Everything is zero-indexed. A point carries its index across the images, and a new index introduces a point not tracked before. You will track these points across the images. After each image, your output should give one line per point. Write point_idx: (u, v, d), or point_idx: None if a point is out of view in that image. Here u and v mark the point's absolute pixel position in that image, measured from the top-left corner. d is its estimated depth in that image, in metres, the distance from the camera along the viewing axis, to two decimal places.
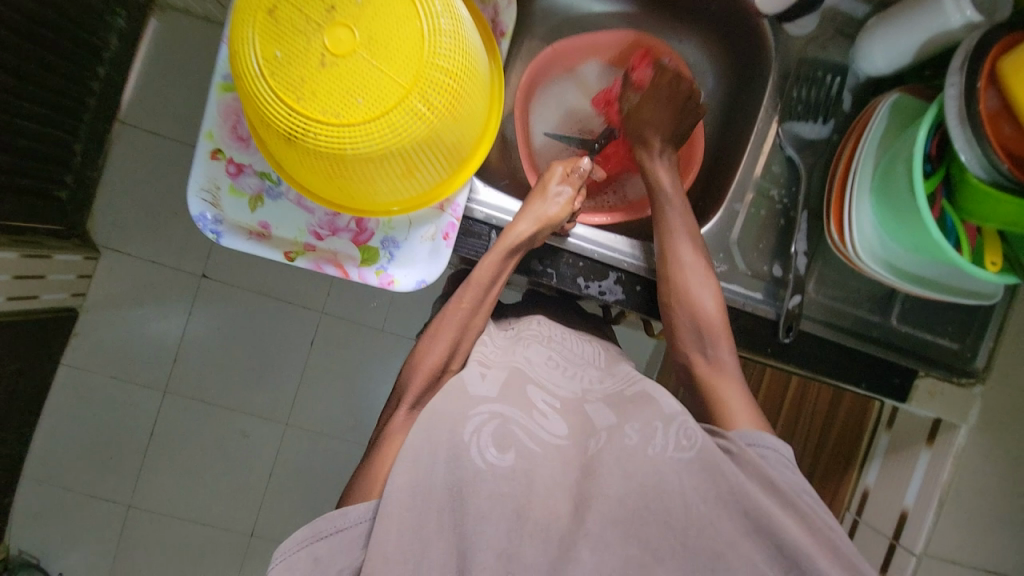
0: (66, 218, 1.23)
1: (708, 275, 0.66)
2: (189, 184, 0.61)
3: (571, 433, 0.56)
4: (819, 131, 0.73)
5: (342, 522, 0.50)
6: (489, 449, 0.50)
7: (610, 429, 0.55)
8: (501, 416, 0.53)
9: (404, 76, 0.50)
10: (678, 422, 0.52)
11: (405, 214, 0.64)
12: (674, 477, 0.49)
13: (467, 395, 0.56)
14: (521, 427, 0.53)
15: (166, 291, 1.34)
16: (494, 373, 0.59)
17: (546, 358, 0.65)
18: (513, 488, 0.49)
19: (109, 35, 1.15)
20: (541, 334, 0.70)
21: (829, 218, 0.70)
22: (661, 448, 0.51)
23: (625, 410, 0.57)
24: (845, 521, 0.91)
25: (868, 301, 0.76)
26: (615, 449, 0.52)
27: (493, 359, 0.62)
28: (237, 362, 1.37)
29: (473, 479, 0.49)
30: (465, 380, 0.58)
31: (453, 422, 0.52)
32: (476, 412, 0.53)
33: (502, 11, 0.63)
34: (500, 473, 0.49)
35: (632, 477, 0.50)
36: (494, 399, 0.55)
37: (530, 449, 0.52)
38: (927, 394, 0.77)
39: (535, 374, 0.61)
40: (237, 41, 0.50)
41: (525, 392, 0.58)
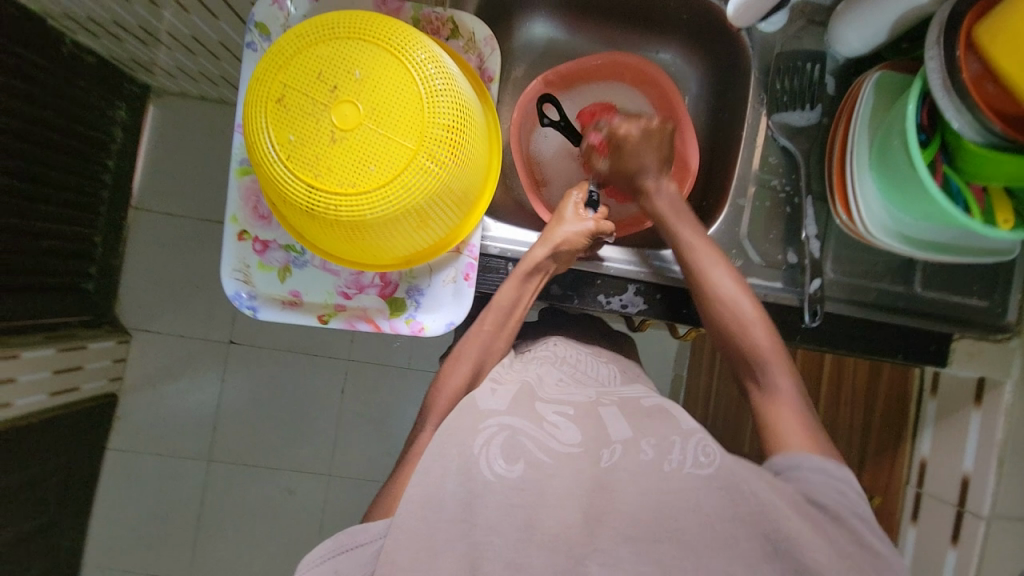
0: (94, 308, 1.29)
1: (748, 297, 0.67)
2: (222, 266, 0.65)
3: (584, 441, 0.55)
4: (809, 117, 0.75)
5: (362, 538, 0.53)
6: (498, 461, 0.52)
7: (625, 441, 0.55)
8: (509, 429, 0.54)
9: (409, 139, 0.53)
10: (695, 438, 0.54)
11: (426, 262, 0.67)
12: (692, 493, 0.51)
13: (478, 410, 0.56)
14: (532, 439, 0.54)
15: (197, 361, 1.38)
16: (504, 389, 0.60)
17: (558, 377, 0.66)
18: (523, 499, 0.50)
19: (114, 129, 1.23)
20: (556, 353, 0.71)
21: (834, 199, 0.71)
22: (678, 463, 0.53)
23: (638, 424, 0.58)
24: (906, 496, 0.88)
25: (888, 273, 0.76)
26: (630, 464, 0.53)
27: (505, 376, 0.63)
28: (275, 420, 1.40)
29: (481, 490, 0.50)
30: (476, 396, 0.59)
31: (464, 435, 0.54)
32: (487, 425, 0.54)
33: (486, 58, 0.67)
34: (510, 485, 0.51)
35: (647, 494, 0.51)
36: (505, 411, 0.56)
37: (540, 461, 0.53)
38: (966, 356, 0.77)
39: (548, 393, 0.61)
40: (251, 131, 0.54)
41: (536, 406, 0.58)
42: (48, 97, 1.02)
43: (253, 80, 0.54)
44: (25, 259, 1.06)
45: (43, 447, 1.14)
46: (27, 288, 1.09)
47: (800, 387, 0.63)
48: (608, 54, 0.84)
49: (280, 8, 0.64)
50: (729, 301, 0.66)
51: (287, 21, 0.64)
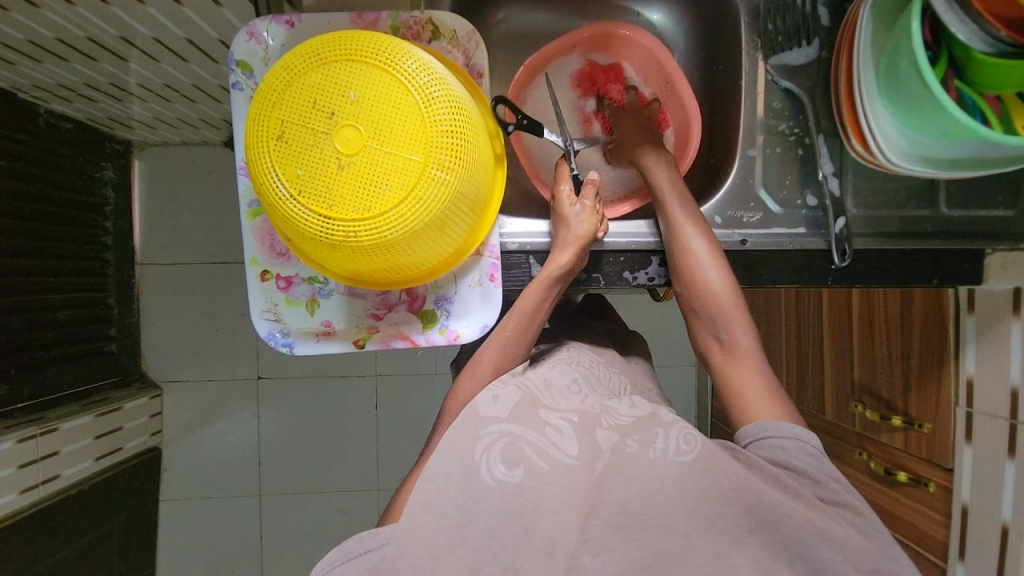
0: (120, 368, 1.31)
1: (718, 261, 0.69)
2: (251, 309, 0.65)
3: (581, 452, 0.55)
4: (807, 53, 0.72)
5: (371, 543, 0.52)
6: (498, 466, 0.52)
7: (613, 445, 0.55)
8: (509, 435, 0.54)
9: (416, 152, 0.52)
10: (677, 427, 0.56)
11: (449, 271, 0.67)
12: (675, 480, 0.52)
13: (479, 417, 0.56)
14: (531, 445, 0.54)
15: (230, 403, 1.39)
16: (506, 394, 0.59)
17: (568, 381, 0.65)
18: (521, 505, 0.51)
19: (105, 189, 1.24)
20: (563, 358, 0.73)
21: (848, 133, 0.69)
22: (662, 451, 0.54)
23: (625, 424, 0.58)
24: (957, 417, 0.88)
25: (913, 198, 0.74)
26: (614, 458, 0.54)
27: (506, 380, 0.62)
28: (317, 446, 1.42)
29: (480, 494, 0.51)
30: (476, 403, 0.58)
31: (466, 442, 0.54)
32: (487, 432, 0.54)
33: (473, 54, 0.65)
34: (509, 490, 0.51)
35: (633, 482, 0.52)
36: (505, 418, 0.56)
37: (539, 467, 0.53)
38: (999, 268, 0.77)
39: (550, 398, 0.60)
40: (257, 171, 0.53)
41: (538, 413, 0.57)
42: (33, 167, 1.04)
43: (250, 120, 0.53)
44: (45, 333, 1.09)
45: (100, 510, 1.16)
46: (50, 360, 1.12)
47: (756, 345, 0.67)
48: (600, 26, 0.83)
49: (258, 42, 0.63)
50: (704, 260, 0.68)
51: (267, 53, 0.63)
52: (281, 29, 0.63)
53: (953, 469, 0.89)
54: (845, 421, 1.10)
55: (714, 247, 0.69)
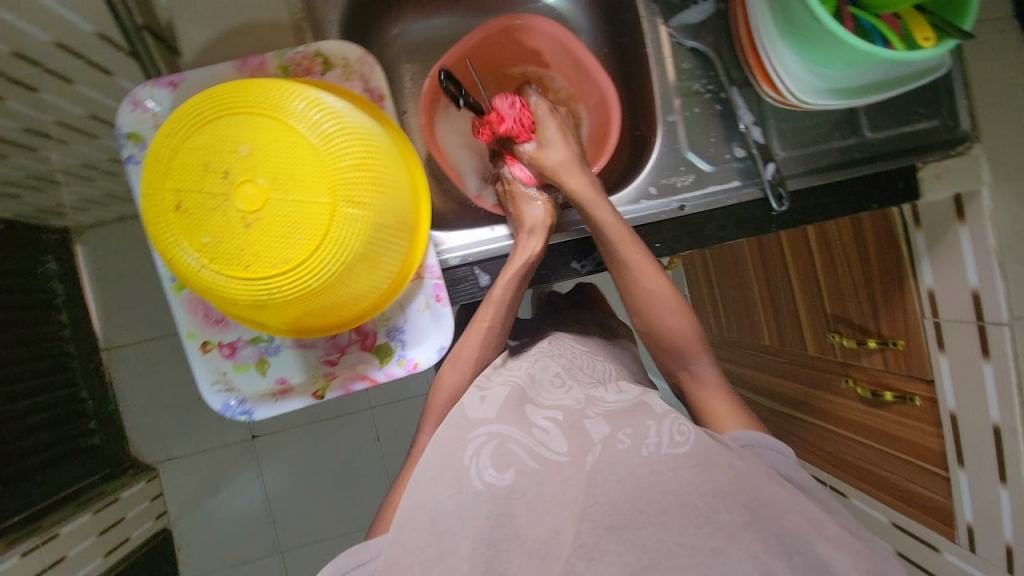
0: (110, 459, 1.26)
1: (680, 303, 0.67)
2: (199, 384, 0.63)
3: (572, 447, 0.56)
4: (704, 8, 0.72)
5: (365, 555, 0.53)
6: (487, 470, 0.54)
7: (606, 438, 0.56)
8: (498, 437, 0.57)
9: (322, 194, 0.50)
10: (670, 420, 0.56)
11: (393, 301, 0.65)
12: (670, 474, 0.52)
13: (467, 420, 0.59)
14: (519, 446, 0.56)
15: (230, 468, 1.37)
16: (493, 394, 0.62)
17: (551, 375, 0.69)
18: (508, 506, 0.52)
19: (53, 284, 1.18)
20: (548, 349, 0.76)
21: (758, 78, 0.69)
22: (656, 445, 0.54)
23: (620, 416, 0.59)
24: (927, 329, 0.89)
25: (837, 129, 0.74)
26: (610, 455, 0.54)
27: (493, 382, 0.65)
28: (325, 491, 1.40)
29: (469, 499, 0.53)
30: (465, 405, 0.62)
31: (455, 445, 0.57)
32: (475, 434, 0.57)
33: (370, 77, 0.63)
34: (499, 492, 0.53)
35: (626, 482, 0.52)
36: (493, 419, 0.59)
37: (527, 468, 0.55)
38: (934, 178, 0.77)
39: (537, 394, 0.64)
40: (165, 248, 0.51)
41: (523, 411, 0.60)
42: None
43: (145, 196, 0.51)
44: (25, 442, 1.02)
45: None
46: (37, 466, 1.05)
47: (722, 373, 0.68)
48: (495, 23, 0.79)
49: (143, 111, 0.60)
50: (659, 302, 0.67)
51: (156, 119, 0.60)
52: (165, 92, 0.60)
53: (933, 379, 0.90)
54: (827, 353, 1.11)
55: (672, 288, 0.67)
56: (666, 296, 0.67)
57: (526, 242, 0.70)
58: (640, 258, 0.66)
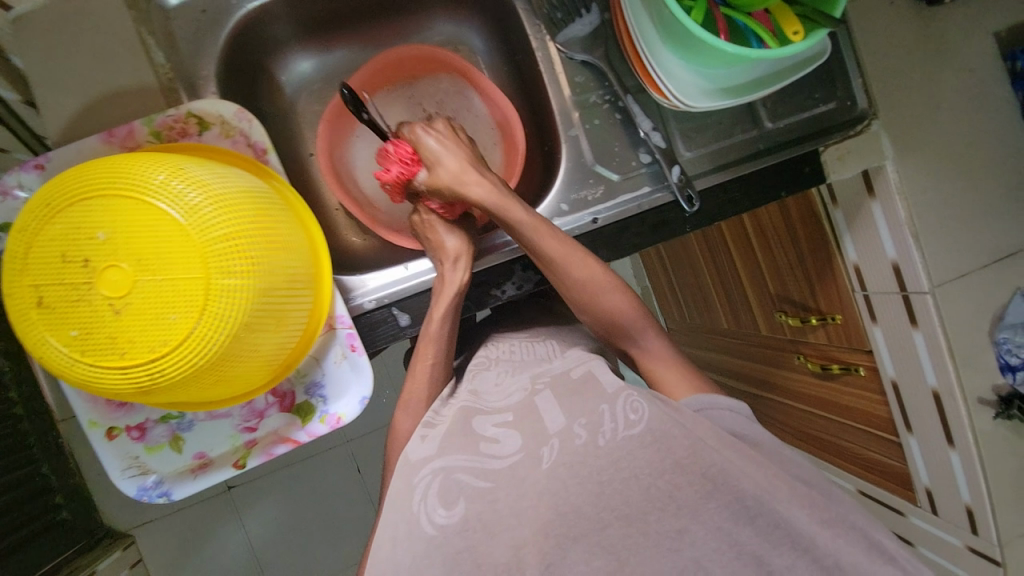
0: (84, 528, 1.11)
1: (611, 278, 0.66)
2: (110, 472, 0.60)
3: (524, 443, 0.50)
4: (590, 20, 0.71)
5: None
6: (437, 511, 0.48)
7: (560, 431, 0.50)
8: (443, 471, 0.50)
9: (193, 269, 0.49)
10: (622, 398, 0.51)
11: (306, 357, 0.63)
12: (632, 458, 0.47)
13: (410, 463, 0.53)
14: (467, 471, 0.49)
15: (214, 522, 1.26)
16: (435, 429, 0.56)
17: (493, 378, 0.64)
18: (470, 539, 0.46)
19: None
20: (488, 358, 0.70)
21: (648, 85, 0.68)
22: (612, 431, 0.49)
23: (570, 403, 0.53)
24: (858, 302, 0.90)
25: (737, 123, 0.75)
26: (568, 455, 0.48)
27: (437, 415, 0.59)
28: (310, 533, 1.32)
29: (427, 548, 0.46)
30: (407, 449, 0.55)
31: (403, 495, 0.50)
32: (420, 476, 0.50)
33: (249, 132, 0.61)
34: (454, 532, 0.46)
35: (588, 482, 0.47)
36: (435, 454, 0.52)
37: (479, 489, 0.48)
38: (838, 160, 0.78)
39: (482, 403, 0.58)
40: (36, 347, 0.49)
41: (468, 428, 0.54)
42: None
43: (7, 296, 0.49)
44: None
45: None
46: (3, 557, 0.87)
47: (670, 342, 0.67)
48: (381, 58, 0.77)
49: (13, 200, 0.57)
50: (589, 284, 0.65)
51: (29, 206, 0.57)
52: (33, 176, 0.57)
53: (872, 350, 0.91)
54: (777, 331, 1.10)
55: (600, 266, 0.66)
56: (594, 277, 0.65)
57: (451, 272, 0.67)
58: (558, 244, 0.64)
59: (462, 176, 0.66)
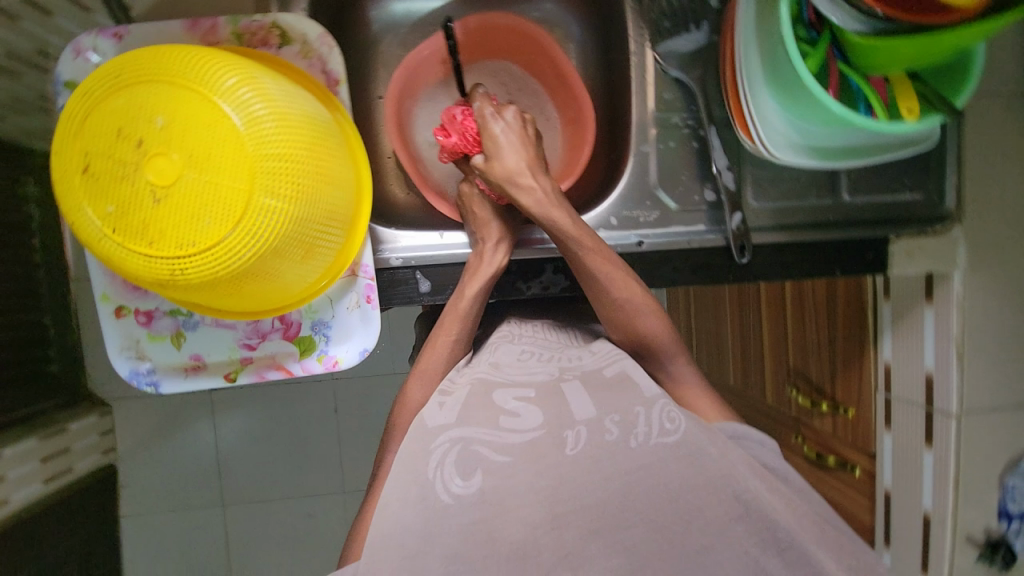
0: (66, 388, 1.14)
1: (651, 303, 0.62)
2: (109, 347, 0.61)
3: (546, 422, 0.49)
4: (696, 38, 0.69)
5: None
6: (453, 480, 0.45)
7: (590, 420, 0.48)
8: (462, 441, 0.47)
9: (239, 178, 0.48)
10: (659, 405, 0.50)
11: (321, 294, 0.63)
12: (661, 467, 0.46)
13: (427, 429, 0.50)
14: (485, 443, 0.47)
15: (186, 417, 1.26)
16: (454, 397, 0.54)
17: (517, 354, 0.61)
18: (484, 512, 0.44)
19: (29, 209, 0.99)
20: (511, 333, 0.67)
21: (736, 123, 0.65)
22: (645, 435, 0.47)
23: (602, 399, 0.51)
24: (877, 403, 0.86)
25: (814, 187, 0.71)
26: (597, 448, 0.46)
27: (455, 384, 0.57)
28: (273, 457, 1.29)
29: (439, 515, 0.44)
30: (424, 414, 0.53)
31: (415, 460, 0.48)
32: (437, 443, 0.48)
33: (327, 59, 0.61)
34: (469, 503, 0.44)
35: (614, 477, 0.45)
36: (455, 423, 0.49)
37: (498, 463, 0.46)
38: (906, 256, 0.74)
39: (503, 377, 0.56)
40: (70, 212, 0.49)
41: (490, 400, 0.52)
42: None
43: (56, 155, 0.49)
44: None
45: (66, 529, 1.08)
46: None
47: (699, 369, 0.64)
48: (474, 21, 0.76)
49: (86, 60, 0.57)
50: (627, 305, 0.61)
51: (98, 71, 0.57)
52: (109, 43, 0.57)
53: (875, 454, 0.88)
54: (783, 405, 1.07)
55: (641, 287, 0.62)
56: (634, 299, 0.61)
57: (491, 254, 0.66)
58: (603, 258, 0.61)
59: (519, 174, 0.65)
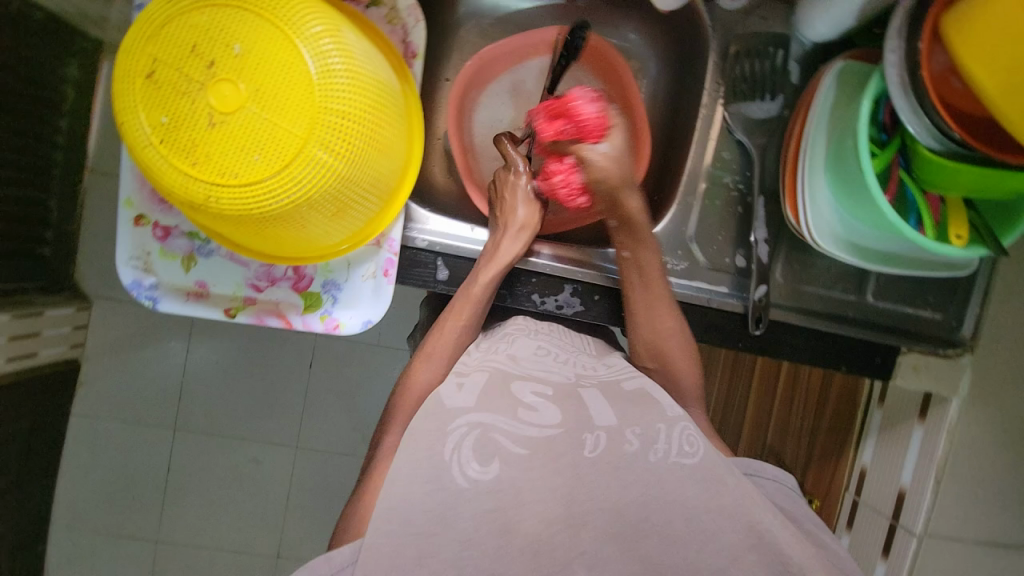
0: (50, 276, 1.00)
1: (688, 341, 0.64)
2: (118, 253, 0.60)
3: (564, 421, 0.50)
4: (768, 109, 0.69)
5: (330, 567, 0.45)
6: (470, 464, 0.46)
7: (609, 430, 0.49)
8: (480, 427, 0.48)
9: (299, 124, 0.48)
10: (679, 427, 0.50)
11: (341, 256, 0.62)
12: (676, 486, 0.46)
13: (445, 409, 0.51)
14: (504, 433, 0.48)
15: (167, 331, 1.09)
16: (472, 381, 0.54)
17: (534, 349, 0.61)
18: (500, 501, 0.45)
19: (64, 89, 0.92)
20: (528, 327, 0.65)
21: (785, 201, 0.66)
22: (664, 452, 0.48)
23: (624, 411, 0.52)
24: (843, 503, 0.88)
25: (841, 280, 0.72)
26: (614, 456, 0.48)
27: (471, 367, 0.57)
28: (241, 392, 1.11)
29: (455, 500, 0.44)
30: (441, 395, 0.53)
31: (433, 437, 0.48)
32: (455, 425, 0.48)
33: (410, 32, 0.61)
34: (485, 489, 0.45)
35: (632, 488, 0.46)
36: (473, 407, 0.50)
37: (515, 455, 0.47)
38: (911, 369, 0.75)
39: (522, 370, 0.56)
40: (122, 113, 0.48)
41: (508, 392, 0.52)
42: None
43: (122, 53, 0.48)
44: None
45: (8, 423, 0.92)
46: None
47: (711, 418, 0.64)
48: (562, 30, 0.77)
49: None
50: (670, 337, 0.63)
51: None
52: None
53: None
54: None
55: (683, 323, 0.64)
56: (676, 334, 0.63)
57: (510, 242, 0.66)
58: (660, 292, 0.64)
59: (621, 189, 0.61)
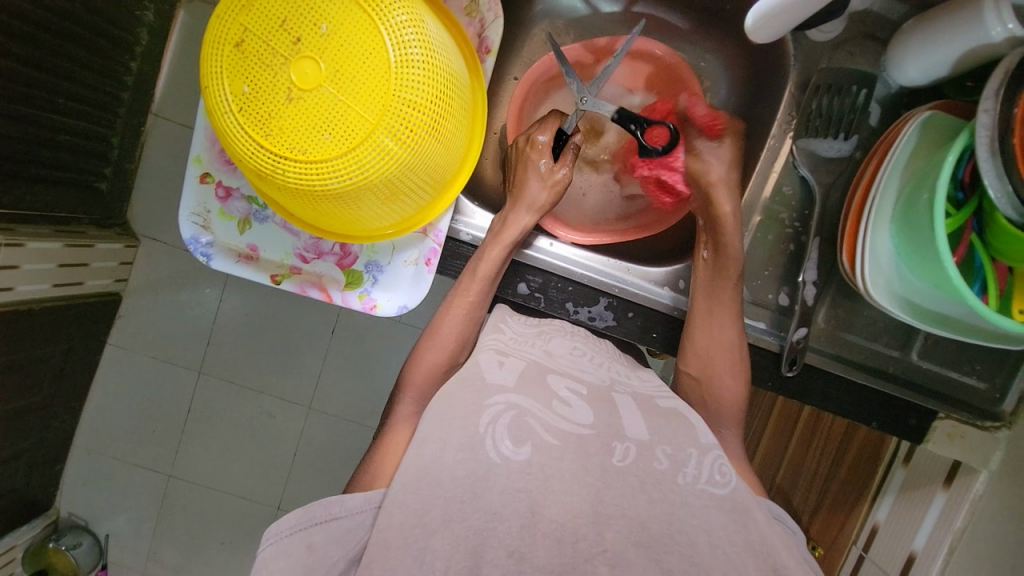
0: (103, 207, 1.03)
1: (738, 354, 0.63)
2: (180, 209, 0.63)
3: (596, 423, 0.50)
4: (839, 148, 0.67)
5: (337, 510, 0.46)
6: (504, 441, 0.46)
7: (641, 443, 0.49)
8: (516, 408, 0.49)
9: (370, 110, 0.49)
10: (712, 455, 0.50)
11: (388, 240, 0.64)
12: (702, 512, 0.45)
13: (483, 382, 0.52)
14: (539, 420, 0.49)
15: (204, 279, 1.14)
16: (512, 362, 0.55)
17: (569, 349, 0.61)
18: (529, 483, 0.44)
19: (139, 31, 0.95)
20: (563, 328, 0.66)
21: (841, 248, 0.64)
22: (693, 477, 0.48)
23: (657, 427, 0.51)
24: (849, 556, 0.84)
25: (887, 334, 0.71)
26: (642, 471, 0.47)
27: (510, 348, 0.58)
28: (265, 346, 1.15)
29: (486, 472, 0.45)
30: (483, 367, 0.55)
31: (468, 411, 0.49)
32: (492, 401, 0.49)
33: (488, 25, 0.61)
34: (516, 469, 0.45)
35: (656, 505, 0.45)
36: (511, 388, 0.51)
37: (548, 443, 0.47)
38: (946, 437, 0.72)
39: (557, 365, 0.57)
40: (206, 78, 0.50)
41: (545, 382, 0.53)
42: None
43: (213, 20, 0.50)
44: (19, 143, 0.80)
45: (50, 342, 0.98)
46: (24, 176, 0.84)
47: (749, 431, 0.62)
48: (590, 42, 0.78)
49: None
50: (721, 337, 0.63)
51: None
52: None
53: None
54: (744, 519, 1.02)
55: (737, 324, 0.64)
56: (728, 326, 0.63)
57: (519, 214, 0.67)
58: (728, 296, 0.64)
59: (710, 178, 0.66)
